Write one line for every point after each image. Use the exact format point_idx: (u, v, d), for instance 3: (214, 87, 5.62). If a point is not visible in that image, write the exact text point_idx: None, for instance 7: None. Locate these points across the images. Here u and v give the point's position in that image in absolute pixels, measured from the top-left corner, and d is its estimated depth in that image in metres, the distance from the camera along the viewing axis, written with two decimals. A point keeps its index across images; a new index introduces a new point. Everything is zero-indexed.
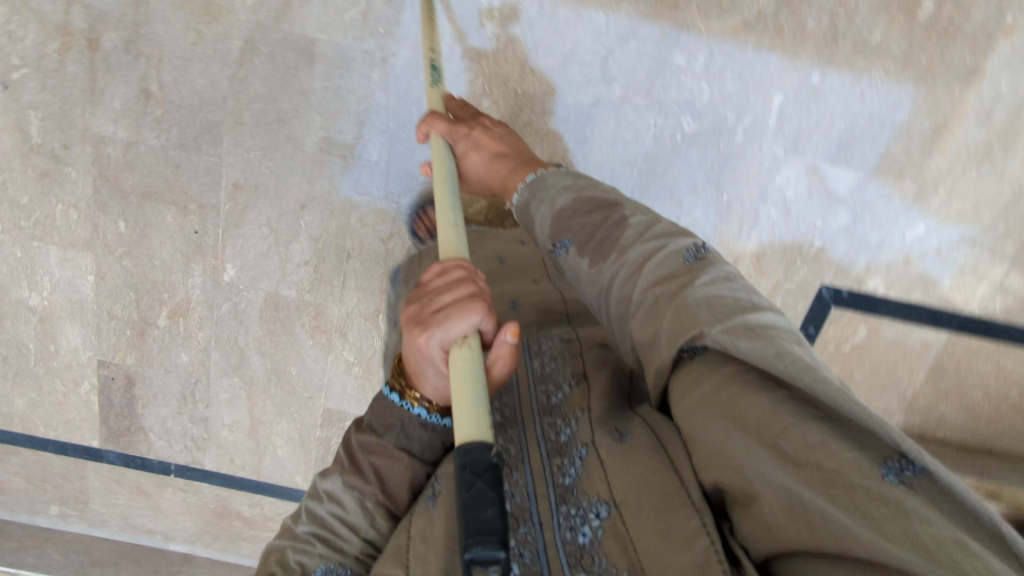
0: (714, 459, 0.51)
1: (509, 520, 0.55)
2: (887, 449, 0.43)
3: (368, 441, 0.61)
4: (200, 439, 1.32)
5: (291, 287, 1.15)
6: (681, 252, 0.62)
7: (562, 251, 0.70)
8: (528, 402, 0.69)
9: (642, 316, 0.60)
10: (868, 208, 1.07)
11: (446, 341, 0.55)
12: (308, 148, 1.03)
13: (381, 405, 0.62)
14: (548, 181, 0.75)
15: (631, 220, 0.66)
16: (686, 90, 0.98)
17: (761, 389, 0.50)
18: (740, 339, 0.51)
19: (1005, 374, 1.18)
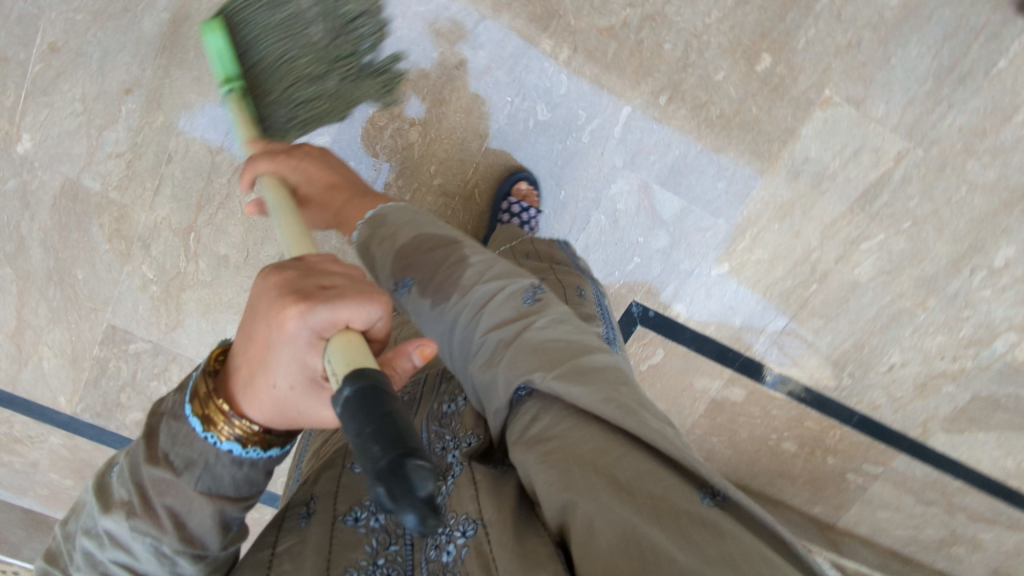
0: (555, 485, 0.52)
1: (375, 540, 0.58)
2: (704, 482, 0.51)
3: (158, 479, 0.46)
4: None
5: (95, 178, 1.03)
6: (523, 293, 0.66)
7: (404, 291, 0.66)
8: (422, 422, 0.73)
9: (485, 357, 0.62)
10: (684, 237, 1.14)
11: (328, 322, 0.44)
12: (146, 30, 0.96)
13: (181, 429, 0.47)
14: (386, 214, 0.69)
15: (471, 260, 0.67)
16: (545, 78, 1.02)
17: (590, 427, 0.56)
18: (564, 382, 0.57)
19: (770, 419, 1.32)
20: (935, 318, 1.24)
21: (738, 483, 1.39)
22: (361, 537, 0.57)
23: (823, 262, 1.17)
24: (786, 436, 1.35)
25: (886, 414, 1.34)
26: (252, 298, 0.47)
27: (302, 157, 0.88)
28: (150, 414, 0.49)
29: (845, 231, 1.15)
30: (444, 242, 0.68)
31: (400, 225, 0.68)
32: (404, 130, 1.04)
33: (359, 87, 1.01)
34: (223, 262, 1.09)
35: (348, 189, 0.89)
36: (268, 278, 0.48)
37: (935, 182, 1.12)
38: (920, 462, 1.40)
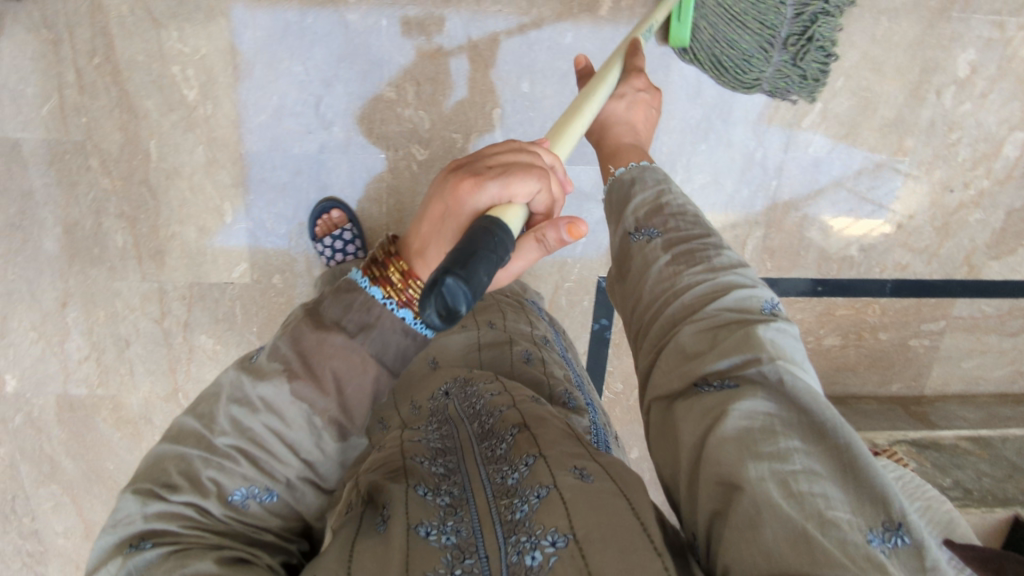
0: (716, 460, 0.47)
1: (449, 555, 0.48)
2: (883, 516, 0.43)
3: (319, 340, 0.49)
4: (35, 553, 1.26)
5: (79, 384, 1.13)
6: (757, 305, 0.56)
7: (645, 238, 0.63)
8: (472, 466, 0.57)
9: (699, 329, 0.55)
10: None
11: (494, 200, 0.48)
12: (49, 249, 1.03)
13: (357, 300, 0.49)
14: (659, 175, 0.69)
15: (725, 252, 0.60)
16: (406, 121, 1.00)
17: (776, 431, 0.47)
18: (785, 375, 0.49)
19: (797, 324, 1.22)
20: (923, 157, 1.10)
21: None
22: (435, 550, 0.48)
23: (772, 157, 1.08)
24: (824, 332, 1.23)
25: (921, 269, 1.19)
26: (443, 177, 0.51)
27: (649, 92, 0.84)
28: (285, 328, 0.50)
29: (778, 118, 1.05)
30: (688, 218, 0.64)
31: (658, 185, 0.67)
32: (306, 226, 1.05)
33: (247, 208, 1.03)
34: None
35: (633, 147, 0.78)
36: (457, 177, 0.50)
37: (847, 29, 1.00)
38: (983, 298, 1.23)
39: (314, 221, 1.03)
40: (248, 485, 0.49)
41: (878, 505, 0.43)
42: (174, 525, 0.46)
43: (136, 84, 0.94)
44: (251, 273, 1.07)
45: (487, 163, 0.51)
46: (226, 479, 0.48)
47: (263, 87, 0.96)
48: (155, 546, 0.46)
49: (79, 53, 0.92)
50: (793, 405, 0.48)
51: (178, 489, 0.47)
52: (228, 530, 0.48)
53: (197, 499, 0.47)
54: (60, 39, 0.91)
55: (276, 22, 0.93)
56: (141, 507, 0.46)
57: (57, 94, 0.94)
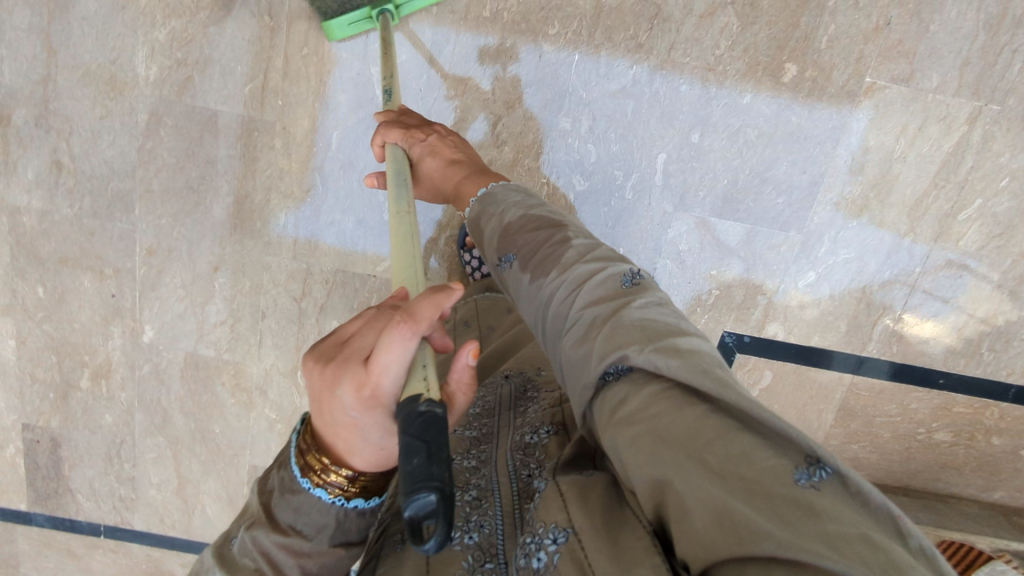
0: (641, 460, 0.44)
1: (472, 557, 0.56)
2: (801, 453, 0.38)
3: (282, 540, 0.53)
4: (126, 500, 1.28)
5: (209, 346, 1.17)
6: (617, 281, 0.58)
7: (508, 265, 0.66)
8: (507, 473, 0.63)
9: (574, 337, 0.56)
10: (758, 258, 1.09)
11: (394, 385, 0.44)
12: (216, 216, 1.08)
13: (303, 501, 0.52)
14: (500, 201, 0.72)
15: (573, 242, 0.63)
16: (574, 152, 1.03)
17: (684, 406, 0.44)
18: (657, 357, 0.47)
19: (911, 413, 1.20)
20: None
21: (894, 484, 1.25)
22: (457, 555, 0.56)
23: (920, 244, 1.08)
24: (936, 427, 1.21)
25: None
26: (321, 389, 0.47)
27: (434, 131, 0.89)
28: (263, 496, 0.55)
29: (935, 207, 1.06)
30: (550, 221, 0.65)
31: (500, 210, 0.71)
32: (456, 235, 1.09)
33: None
34: None
35: (468, 166, 0.85)
36: (332, 376, 0.46)
37: (1022, 133, 1.01)
38: None
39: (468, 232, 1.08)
40: None
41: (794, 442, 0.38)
42: None
43: (335, 78, 1.00)
44: (393, 270, 1.11)
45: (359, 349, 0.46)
46: None
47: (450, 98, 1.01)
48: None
49: (291, 42, 0.99)
50: (677, 378, 0.46)
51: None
52: None
53: None
54: (279, 27, 0.98)
55: (476, 42, 0.99)
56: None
57: (262, 75, 1.01)
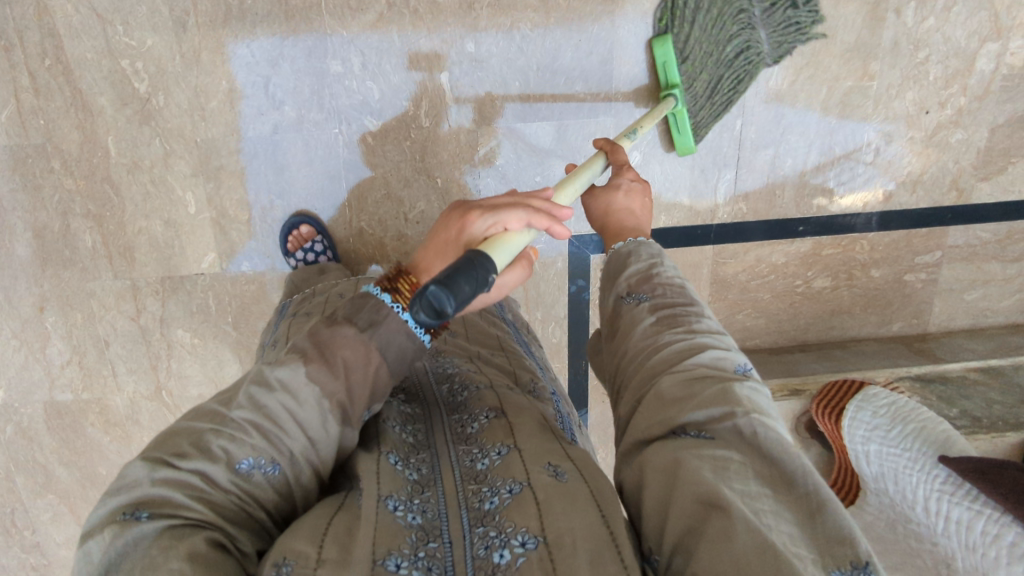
0: (693, 484, 0.49)
1: (415, 536, 0.51)
2: (844, 559, 0.45)
3: (342, 335, 0.53)
4: (39, 567, 1.24)
5: (64, 390, 1.13)
6: (730, 367, 0.59)
7: (633, 301, 0.68)
8: (448, 459, 0.59)
9: (678, 380, 0.58)
10: (578, 152, 1.06)
11: (492, 227, 0.55)
12: (22, 255, 1.04)
13: (368, 301, 0.54)
14: (653, 251, 0.73)
15: (706, 319, 0.65)
16: (355, 93, 1.00)
17: (754, 476, 0.50)
18: (767, 428, 0.53)
19: (782, 268, 1.18)
20: (891, 80, 1.07)
21: (792, 344, 1.23)
22: (401, 529, 0.50)
23: None
24: (813, 275, 1.19)
25: (904, 198, 1.15)
26: (448, 223, 0.56)
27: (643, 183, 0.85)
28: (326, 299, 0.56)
29: None
30: (673, 285, 0.68)
31: (649, 257, 0.71)
32: (268, 210, 1.05)
33: (209, 197, 1.04)
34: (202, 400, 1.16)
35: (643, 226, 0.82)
36: (466, 211, 0.56)
37: None
38: (977, 224, 1.18)
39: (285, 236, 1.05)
40: (256, 456, 0.50)
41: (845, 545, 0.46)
42: (177, 494, 0.47)
43: (88, 82, 0.97)
44: (219, 263, 1.08)
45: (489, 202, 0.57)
46: (235, 449, 0.50)
47: (210, 71, 0.98)
48: (150, 517, 0.46)
49: (31, 56, 0.95)
50: (766, 450, 0.52)
51: (187, 457, 0.49)
52: (226, 499, 0.49)
53: (206, 464, 0.49)
54: (12, 45, 0.94)
55: (216, 6, 0.95)
56: (149, 472, 0.47)
57: (14, 98, 0.97)
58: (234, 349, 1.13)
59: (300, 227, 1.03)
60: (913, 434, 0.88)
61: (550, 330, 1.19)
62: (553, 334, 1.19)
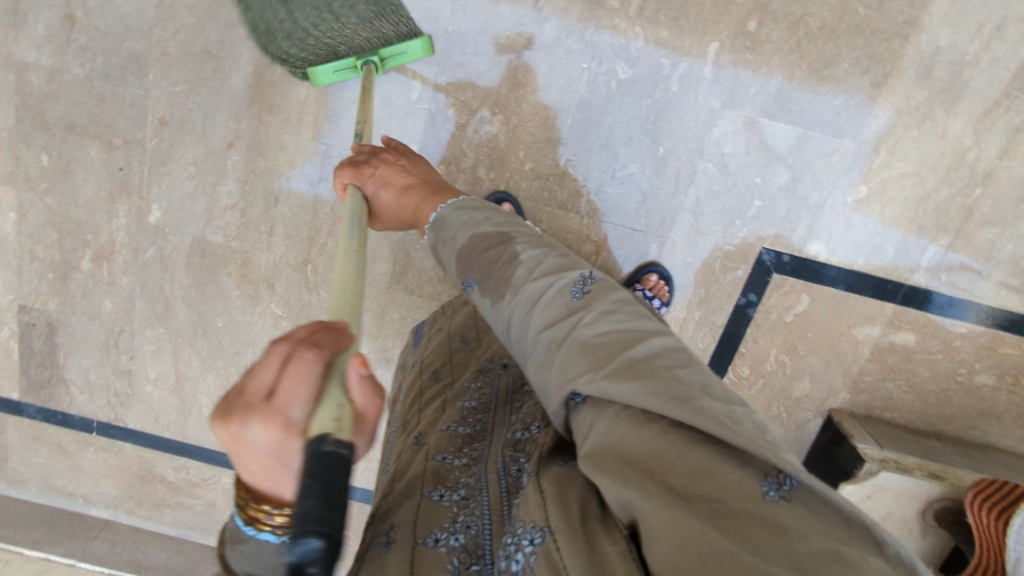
0: (604, 479, 0.46)
1: (455, 560, 0.57)
2: (767, 466, 0.42)
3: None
4: (121, 396, 1.22)
5: (217, 232, 1.11)
6: (569, 296, 0.58)
7: (471, 291, 0.65)
8: (495, 471, 0.65)
9: (541, 360, 0.56)
10: (808, 167, 1.02)
11: (308, 405, 0.40)
12: (235, 86, 1.02)
13: (252, 552, 0.44)
14: (453, 214, 0.68)
15: (521, 256, 0.61)
16: (619, 35, 0.97)
17: (645, 422, 0.47)
18: (620, 381, 0.49)
19: (953, 351, 1.13)
20: None
21: (928, 429, 1.18)
22: (440, 557, 0.56)
23: (983, 161, 1.00)
24: (979, 367, 1.14)
25: None
26: (232, 447, 0.39)
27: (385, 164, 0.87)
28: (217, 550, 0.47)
29: (1003, 120, 0.98)
30: (494, 233, 0.64)
31: (451, 231, 0.67)
32: (486, 122, 1.03)
33: (434, 89, 1.02)
34: None
35: (422, 188, 0.85)
36: (241, 416, 0.38)
37: None
38: None
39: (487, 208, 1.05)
40: None
41: (760, 458, 0.42)
42: None
43: None
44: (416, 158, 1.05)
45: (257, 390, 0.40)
46: None
47: None
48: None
49: None
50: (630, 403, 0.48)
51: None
52: None
53: None
54: None
55: None
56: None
57: None
58: (393, 247, 1.10)
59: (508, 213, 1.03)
60: None
61: (700, 334, 1.14)
62: (700, 339, 1.15)
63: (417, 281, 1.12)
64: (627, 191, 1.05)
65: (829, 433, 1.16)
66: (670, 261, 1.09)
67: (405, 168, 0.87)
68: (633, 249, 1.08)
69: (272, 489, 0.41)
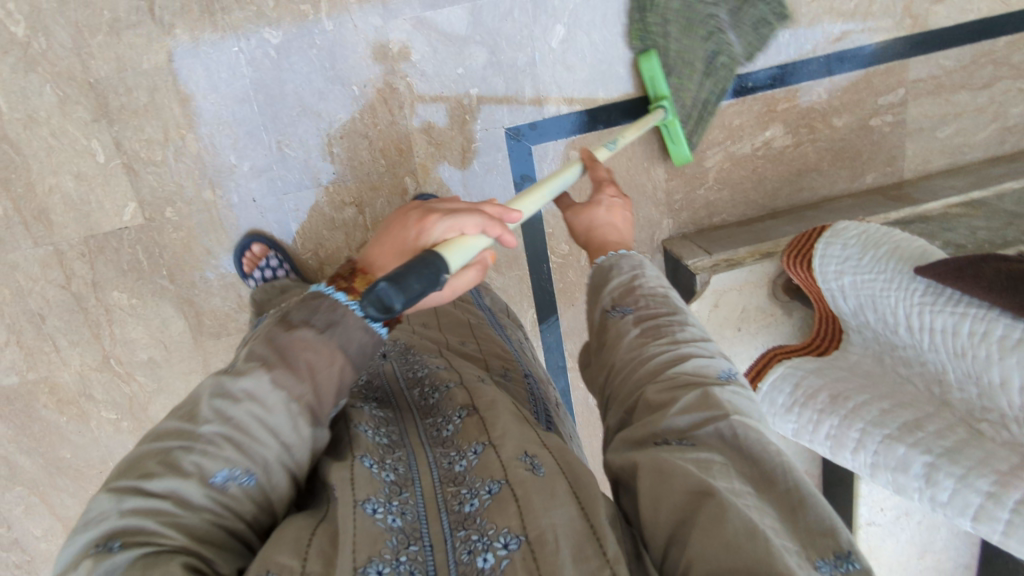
0: (665, 478, 0.49)
1: (395, 539, 0.49)
2: (830, 548, 0.45)
3: (302, 337, 0.51)
4: (23, 564, 1.20)
5: (9, 374, 1.08)
6: (715, 371, 0.58)
7: (618, 315, 0.64)
8: (422, 458, 0.58)
9: (660, 388, 0.56)
10: (497, 35, 0.99)
11: (449, 232, 0.55)
12: None
13: (323, 302, 0.52)
14: (636, 261, 0.69)
15: (689, 325, 0.62)
16: (247, 5, 0.93)
17: (734, 475, 0.50)
18: (753, 434, 0.52)
19: (737, 131, 1.10)
20: None
21: (760, 214, 1.15)
22: (381, 533, 0.49)
23: None
24: (770, 134, 1.11)
25: (854, 34, 1.07)
26: (398, 225, 0.57)
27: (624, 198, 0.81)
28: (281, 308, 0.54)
29: None
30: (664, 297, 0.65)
31: (632, 270, 0.68)
32: (182, 147, 0.99)
33: (116, 141, 0.98)
34: (154, 364, 1.11)
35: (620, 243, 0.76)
36: (423, 214, 0.57)
37: None
38: (937, 52, 1.10)
39: (240, 259, 1.03)
40: (231, 470, 0.47)
41: (827, 538, 0.46)
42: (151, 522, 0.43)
43: None
44: (142, 212, 1.02)
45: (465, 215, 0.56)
46: (208, 466, 0.47)
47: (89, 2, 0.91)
48: (126, 547, 0.42)
49: None
50: (744, 455, 0.51)
51: (153, 476, 0.45)
52: (206, 522, 0.45)
53: (178, 488, 0.45)
54: None
55: None
56: (115, 503, 0.43)
57: None
58: (176, 304, 1.07)
59: (255, 248, 1.01)
60: (886, 256, 0.73)
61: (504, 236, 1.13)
62: None
63: (218, 323, 1.09)
64: (350, 142, 1.02)
65: (670, 263, 1.14)
66: (431, 184, 1.06)
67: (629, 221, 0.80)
68: (391, 190, 1.05)
69: (376, 262, 0.55)
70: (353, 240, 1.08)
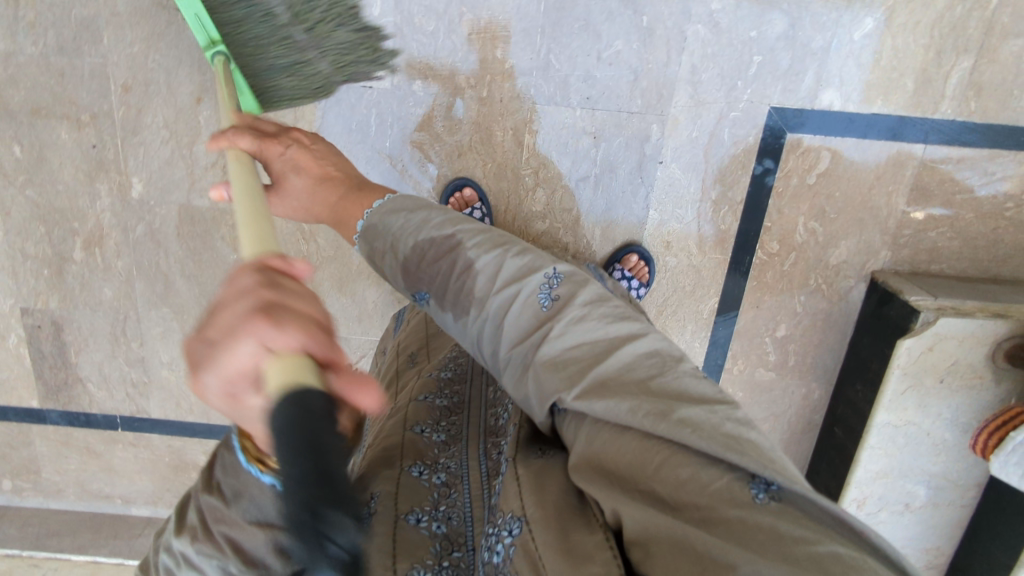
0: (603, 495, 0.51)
1: (439, 543, 0.56)
2: (750, 476, 0.48)
3: (217, 509, 0.49)
4: (139, 385, 1.19)
5: (203, 195, 1.07)
6: (536, 305, 0.64)
7: (425, 304, 0.68)
8: (473, 453, 0.66)
9: (514, 373, 0.62)
10: (804, 10, 0.95)
11: (260, 365, 0.33)
12: (192, 35, 0.98)
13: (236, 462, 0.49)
14: (383, 225, 0.70)
15: (475, 265, 0.66)
16: None
17: (642, 438, 0.53)
18: (597, 398, 0.56)
19: (995, 185, 1.05)
20: None
21: (981, 275, 1.10)
22: (425, 538, 0.55)
23: None
24: None
25: None
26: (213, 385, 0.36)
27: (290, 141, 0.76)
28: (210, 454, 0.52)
29: None
30: (444, 247, 0.67)
31: (389, 241, 0.69)
32: (456, 24, 0.97)
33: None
34: (338, 231, 1.10)
35: (341, 181, 0.77)
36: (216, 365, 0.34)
37: None
38: None
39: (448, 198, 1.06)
40: None
41: (742, 468, 0.48)
42: None
43: None
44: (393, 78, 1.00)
45: (227, 371, 0.33)
46: None
47: None
48: None
49: None
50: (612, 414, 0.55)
51: None
52: None
53: None
54: None
55: None
56: None
57: None
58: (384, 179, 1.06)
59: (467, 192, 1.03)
60: None
61: (721, 216, 1.07)
62: (722, 220, 1.08)
63: None
64: (615, 71, 0.99)
65: (875, 296, 1.07)
66: (675, 138, 1.02)
67: (319, 154, 0.78)
68: (633, 132, 1.02)
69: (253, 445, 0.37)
70: (575, 170, 1.05)
